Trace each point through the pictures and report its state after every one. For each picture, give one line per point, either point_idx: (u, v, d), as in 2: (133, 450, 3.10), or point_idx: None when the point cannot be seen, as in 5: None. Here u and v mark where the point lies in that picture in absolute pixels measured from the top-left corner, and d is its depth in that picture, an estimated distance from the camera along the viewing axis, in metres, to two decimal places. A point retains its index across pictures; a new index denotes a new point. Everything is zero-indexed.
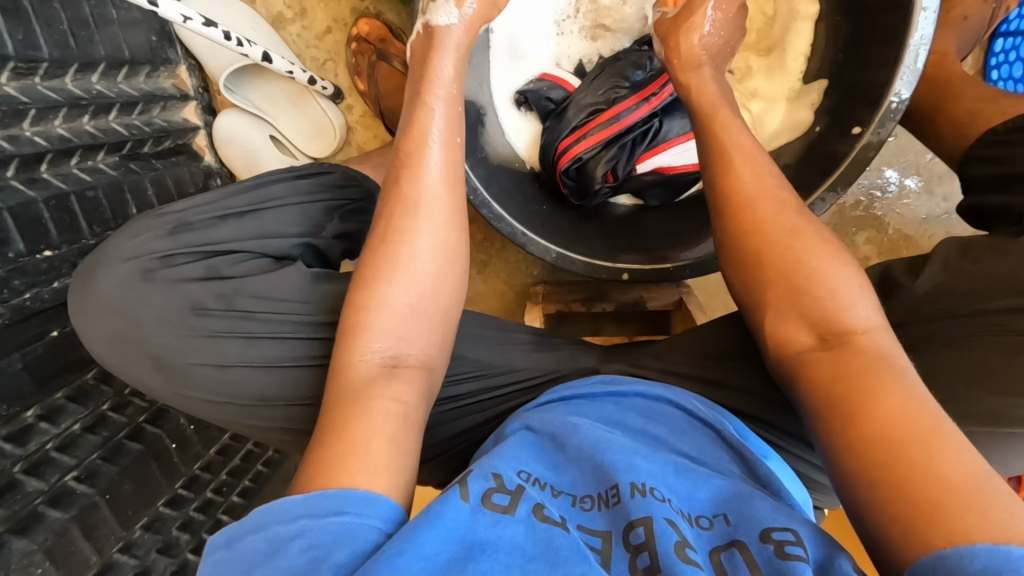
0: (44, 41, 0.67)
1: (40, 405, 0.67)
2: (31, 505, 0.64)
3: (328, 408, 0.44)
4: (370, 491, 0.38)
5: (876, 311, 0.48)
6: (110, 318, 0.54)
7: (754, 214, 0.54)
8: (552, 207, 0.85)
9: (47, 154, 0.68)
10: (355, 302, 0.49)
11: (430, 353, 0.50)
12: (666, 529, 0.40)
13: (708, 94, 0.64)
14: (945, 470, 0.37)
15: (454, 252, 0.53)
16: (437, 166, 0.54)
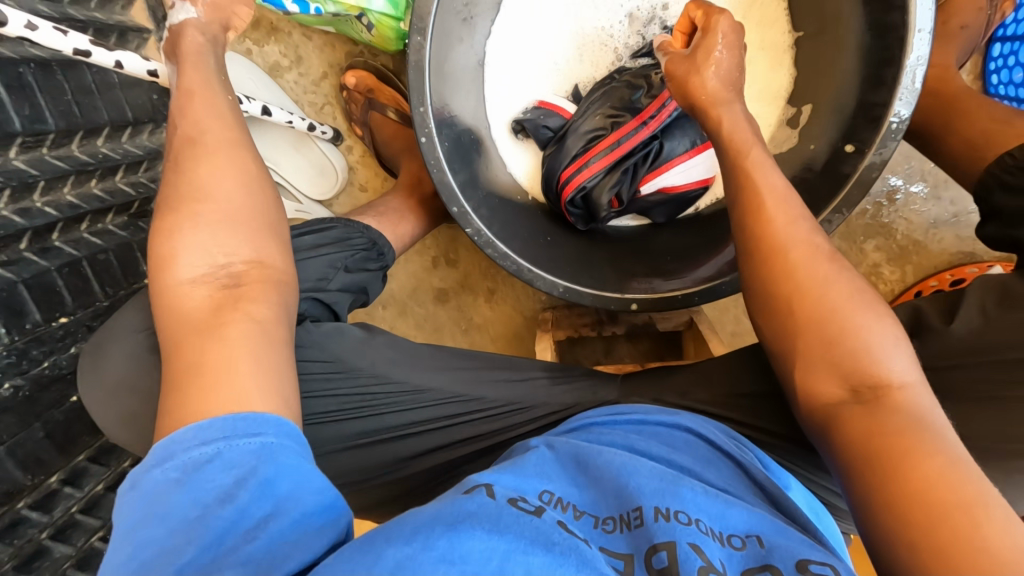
0: (50, 113, 0.68)
1: (63, 469, 0.69)
2: (60, 569, 0.67)
3: (175, 353, 0.43)
4: (255, 412, 0.39)
5: (913, 366, 0.47)
6: (122, 396, 0.55)
7: (788, 261, 0.52)
8: (557, 233, 0.82)
9: (58, 223, 0.69)
10: (161, 235, 0.47)
11: (269, 260, 0.49)
12: (690, 554, 0.41)
13: (742, 130, 0.59)
14: (990, 541, 0.35)
15: (248, 167, 0.52)
16: (206, 106, 0.54)
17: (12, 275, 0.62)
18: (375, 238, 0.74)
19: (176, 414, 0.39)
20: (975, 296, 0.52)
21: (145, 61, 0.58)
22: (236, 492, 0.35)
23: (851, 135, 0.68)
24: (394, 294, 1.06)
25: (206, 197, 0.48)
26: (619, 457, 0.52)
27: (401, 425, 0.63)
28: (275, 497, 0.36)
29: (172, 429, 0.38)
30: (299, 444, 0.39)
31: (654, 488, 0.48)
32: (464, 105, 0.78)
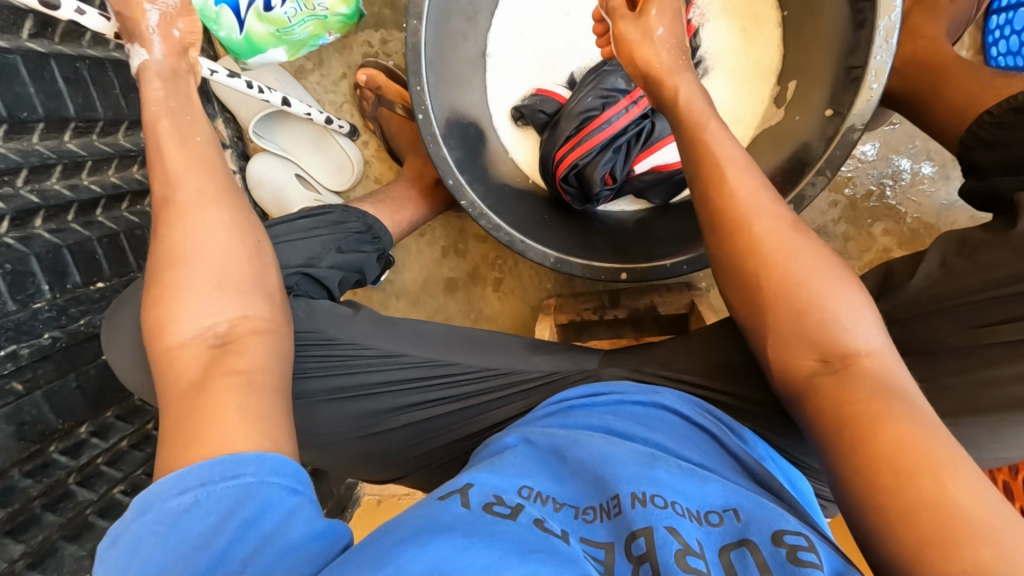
0: (100, 104, 0.78)
1: (92, 422, 0.75)
2: (83, 514, 0.72)
3: (169, 412, 0.44)
4: (237, 453, 0.39)
5: (879, 332, 0.46)
6: (133, 347, 0.60)
7: (751, 234, 0.50)
8: (556, 214, 0.86)
9: (101, 199, 0.79)
10: (151, 299, 0.49)
11: (253, 316, 0.51)
12: (667, 538, 0.42)
13: (697, 101, 0.59)
14: (959, 502, 0.34)
15: (227, 220, 0.54)
16: (179, 156, 0.56)
17: (57, 239, 0.71)
18: (371, 224, 0.80)
19: (168, 460, 0.40)
20: (938, 249, 0.52)
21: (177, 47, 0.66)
22: (216, 537, 0.35)
23: (828, 102, 0.70)
24: (407, 286, 1.11)
25: (190, 258, 0.51)
26: (594, 443, 0.52)
27: (391, 394, 0.66)
28: (257, 532, 0.35)
29: (163, 475, 0.39)
30: (286, 478, 0.39)
31: (630, 473, 0.48)
32: (465, 91, 0.84)
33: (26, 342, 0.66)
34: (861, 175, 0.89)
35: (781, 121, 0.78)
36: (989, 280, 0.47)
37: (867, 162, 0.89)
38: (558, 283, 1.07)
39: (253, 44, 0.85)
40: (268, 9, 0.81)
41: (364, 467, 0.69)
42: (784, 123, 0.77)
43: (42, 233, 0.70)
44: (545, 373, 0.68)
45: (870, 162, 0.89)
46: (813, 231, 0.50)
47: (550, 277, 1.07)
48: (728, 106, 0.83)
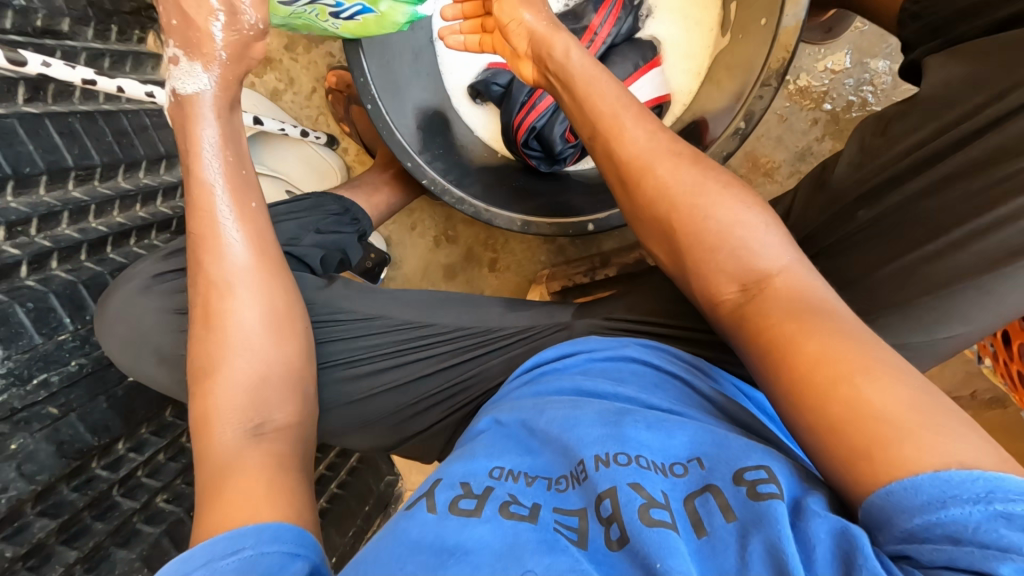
0: (95, 151, 0.86)
1: (128, 439, 0.82)
2: (130, 521, 0.78)
3: (201, 489, 0.48)
4: (240, 529, 0.42)
5: (787, 249, 0.50)
6: (118, 326, 0.66)
7: (655, 177, 0.56)
8: (524, 183, 0.87)
9: (109, 237, 0.86)
10: (200, 392, 0.53)
11: (293, 412, 0.56)
12: (630, 497, 0.43)
13: (581, 71, 0.64)
14: (884, 408, 0.38)
15: (279, 312, 0.59)
16: (239, 242, 0.59)
17: (72, 277, 0.79)
18: (351, 209, 0.85)
19: (202, 530, 0.44)
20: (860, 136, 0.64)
21: (143, 85, 0.73)
22: None
23: (761, 11, 0.70)
24: (407, 279, 1.14)
25: (241, 345, 0.55)
26: (559, 412, 0.54)
27: (378, 366, 0.69)
28: None
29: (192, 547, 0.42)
30: (286, 545, 0.42)
31: (593, 436, 0.49)
32: (420, 77, 0.87)
33: (55, 371, 0.74)
34: (837, 86, 0.90)
35: (728, 43, 0.79)
36: (899, 154, 0.59)
37: (845, 71, 0.89)
38: (551, 253, 1.08)
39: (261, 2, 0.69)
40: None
41: (352, 435, 0.71)
42: (734, 44, 0.78)
43: (59, 274, 0.78)
44: (521, 329, 0.71)
45: (847, 71, 0.89)
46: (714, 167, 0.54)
47: (542, 248, 1.08)
48: (674, 38, 0.85)
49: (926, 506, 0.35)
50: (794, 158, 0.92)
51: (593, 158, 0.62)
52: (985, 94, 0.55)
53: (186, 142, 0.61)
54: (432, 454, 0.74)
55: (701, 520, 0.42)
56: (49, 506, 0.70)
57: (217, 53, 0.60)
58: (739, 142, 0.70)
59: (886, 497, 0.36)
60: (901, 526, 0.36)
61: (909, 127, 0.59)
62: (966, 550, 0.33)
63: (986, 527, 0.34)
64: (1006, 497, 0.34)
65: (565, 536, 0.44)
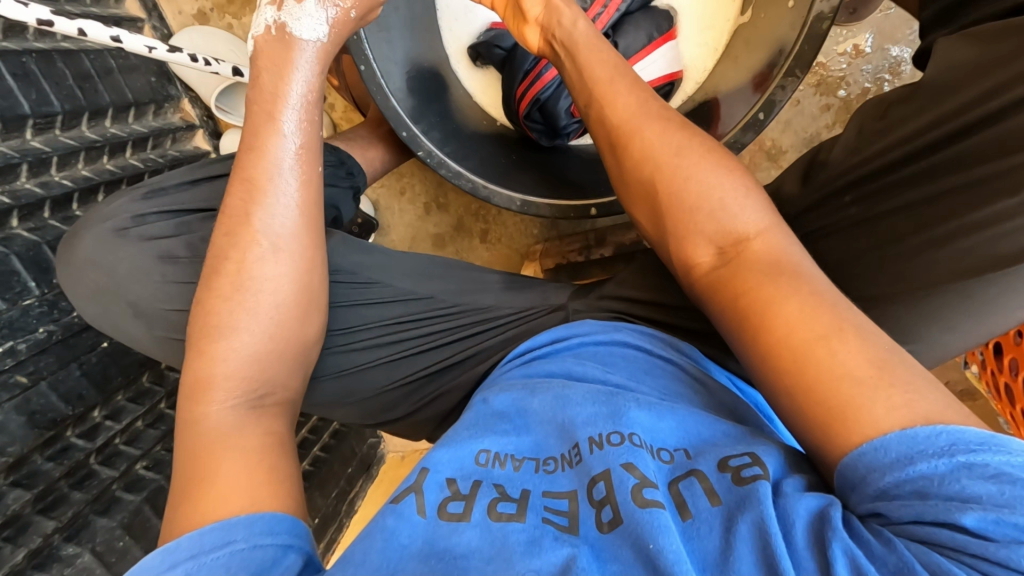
0: (55, 97, 0.78)
1: (104, 407, 0.80)
2: (109, 489, 0.76)
3: (184, 460, 0.44)
4: (230, 519, 0.40)
5: (765, 210, 0.50)
6: (92, 272, 0.60)
7: (643, 141, 0.55)
8: (521, 154, 0.83)
9: (74, 193, 0.80)
10: (200, 354, 0.50)
11: (292, 388, 0.53)
12: (623, 477, 0.44)
13: (580, 36, 0.62)
14: (848, 366, 0.39)
15: (310, 294, 0.55)
16: (290, 204, 0.54)
17: (37, 237, 0.74)
18: (345, 159, 0.77)
19: (180, 516, 0.41)
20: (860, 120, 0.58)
21: (106, 27, 0.65)
22: None
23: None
24: (395, 246, 1.09)
25: (269, 317, 0.51)
26: (549, 393, 0.55)
27: (374, 339, 0.67)
28: None
29: (174, 538, 0.40)
30: (279, 537, 0.40)
31: (596, 414, 0.50)
32: (419, 32, 0.80)
33: (22, 338, 0.70)
34: (855, 72, 0.87)
35: (748, 21, 0.75)
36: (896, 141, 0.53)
37: (863, 58, 0.86)
38: (544, 228, 1.06)
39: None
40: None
41: (337, 409, 0.68)
42: (752, 22, 0.74)
43: (21, 232, 0.73)
44: (518, 310, 0.69)
45: (868, 58, 0.86)
46: (699, 129, 0.54)
47: (535, 223, 1.06)
48: (693, 9, 0.81)
49: (895, 463, 0.35)
50: (803, 143, 0.90)
51: (589, 131, 0.61)
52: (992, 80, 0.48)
53: (273, 82, 0.55)
54: (423, 431, 0.73)
55: (686, 503, 0.43)
56: (22, 476, 0.68)
57: (346, 11, 0.56)
58: (755, 135, 0.67)
59: (858, 458, 0.37)
60: (873, 485, 0.36)
61: (911, 111, 0.53)
62: (930, 504, 0.34)
63: (950, 479, 0.34)
64: (967, 448, 0.34)
65: (556, 531, 0.44)
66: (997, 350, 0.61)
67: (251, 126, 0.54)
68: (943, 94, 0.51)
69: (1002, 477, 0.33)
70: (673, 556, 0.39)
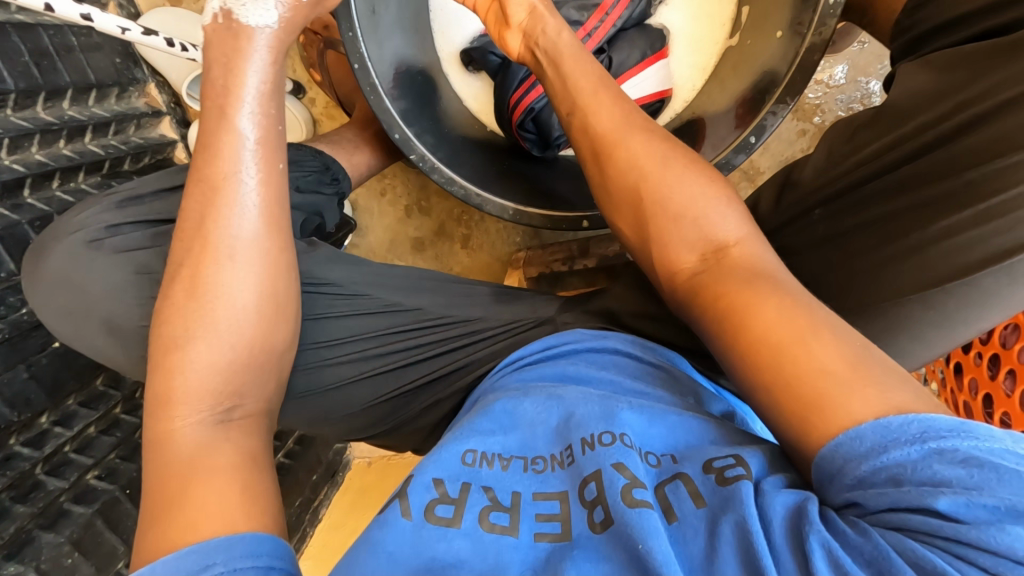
0: (9, 74, 0.72)
1: (53, 412, 0.74)
2: (56, 502, 0.70)
3: (157, 483, 0.42)
4: (205, 542, 0.37)
5: (745, 221, 0.50)
6: (65, 288, 0.57)
7: (628, 152, 0.54)
8: (513, 161, 0.83)
9: (26, 179, 0.74)
10: (160, 370, 0.47)
11: (264, 398, 0.50)
12: (614, 476, 0.44)
13: (563, 42, 0.62)
14: (826, 362, 0.39)
15: (280, 300, 0.52)
16: (252, 203, 0.50)
17: None
18: (331, 166, 0.76)
19: (154, 541, 0.38)
20: (828, 142, 0.59)
21: (77, 5, 0.60)
22: None
23: (778, 23, 0.69)
24: (372, 249, 1.07)
25: (239, 326, 0.49)
26: (544, 393, 0.54)
27: (358, 353, 0.65)
28: None
29: (150, 561, 0.37)
30: (261, 559, 0.37)
31: (591, 415, 0.50)
32: (409, 32, 0.79)
33: None
34: (830, 101, 0.92)
35: (737, 45, 0.78)
36: (862, 159, 0.53)
37: (838, 87, 0.91)
38: (526, 236, 1.06)
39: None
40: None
41: (323, 423, 0.66)
42: (738, 48, 0.78)
43: None
44: (507, 323, 0.68)
45: (841, 87, 0.91)
46: (681, 140, 0.54)
47: (517, 231, 1.06)
48: (684, 29, 0.83)
49: (869, 453, 0.35)
50: (779, 165, 0.95)
51: (569, 141, 0.60)
52: (948, 103, 0.48)
53: (225, 77, 0.51)
54: (408, 441, 0.72)
55: (672, 506, 0.43)
56: None
57: None
58: (746, 157, 0.69)
59: (835, 450, 0.37)
60: (850, 474, 0.36)
61: (883, 131, 0.52)
62: (904, 491, 0.34)
63: (923, 465, 0.34)
64: (940, 434, 0.34)
65: (550, 544, 0.43)
66: (957, 371, 0.66)
67: (205, 130, 0.50)
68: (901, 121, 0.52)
69: (971, 461, 0.33)
70: (663, 557, 0.39)
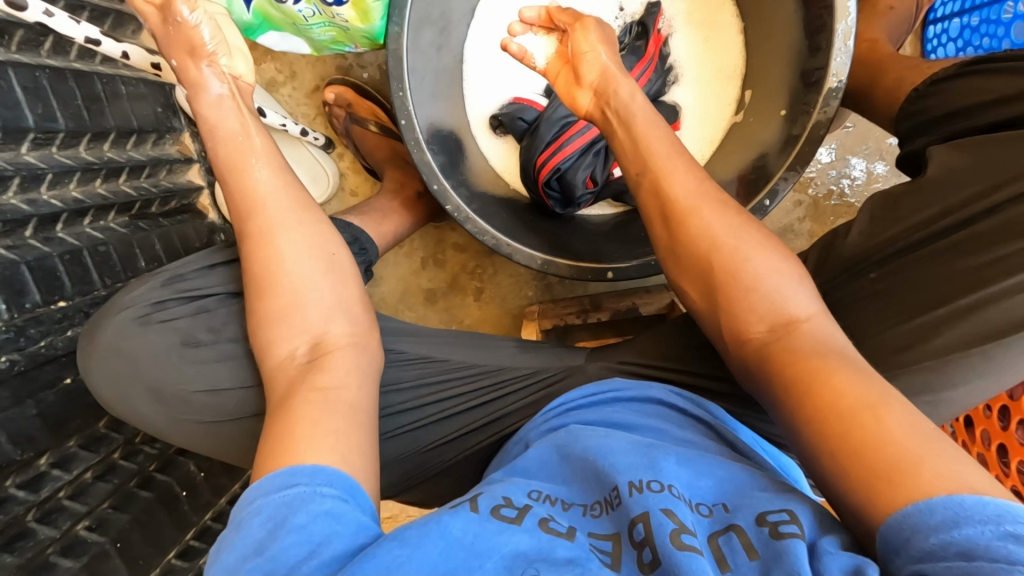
0: (61, 114, 0.74)
1: (53, 453, 0.69)
2: (43, 553, 0.65)
3: (269, 416, 0.50)
4: (295, 466, 0.43)
5: (815, 299, 0.50)
6: (112, 361, 0.61)
7: (700, 220, 0.54)
8: (539, 217, 0.88)
9: (62, 214, 0.74)
10: (259, 328, 0.56)
11: (349, 334, 0.56)
12: (662, 520, 0.42)
13: (634, 108, 0.63)
14: (895, 434, 0.38)
15: (333, 253, 0.60)
16: (269, 187, 0.60)
17: (15, 256, 0.67)
18: (358, 236, 0.80)
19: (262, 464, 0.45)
20: (868, 209, 0.61)
21: (119, 44, 0.68)
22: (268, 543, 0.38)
23: (780, 103, 0.79)
24: (385, 299, 1.08)
25: (304, 278, 0.56)
26: (595, 436, 0.53)
27: (389, 407, 0.66)
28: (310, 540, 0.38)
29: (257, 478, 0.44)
30: (327, 497, 0.41)
31: (633, 462, 0.49)
32: (445, 96, 0.87)
33: None
34: (823, 176, 1.02)
35: (741, 122, 0.87)
36: (905, 229, 0.57)
37: (829, 163, 1.01)
38: (538, 290, 1.09)
39: (262, 20, 0.86)
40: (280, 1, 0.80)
41: None
42: (742, 124, 0.87)
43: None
44: (535, 371, 0.70)
45: (831, 163, 1.01)
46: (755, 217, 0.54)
47: (530, 284, 1.09)
48: (693, 106, 0.91)
49: (941, 525, 0.34)
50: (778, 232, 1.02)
51: (636, 201, 0.61)
52: (985, 179, 0.54)
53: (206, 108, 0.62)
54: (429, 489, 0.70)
55: (725, 556, 0.41)
56: None
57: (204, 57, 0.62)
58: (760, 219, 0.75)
59: (903, 518, 0.35)
60: (917, 546, 0.34)
61: (918, 203, 0.57)
62: (977, 565, 0.32)
63: (998, 545, 0.32)
64: (1015, 520, 0.33)
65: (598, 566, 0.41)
66: (965, 424, 0.70)
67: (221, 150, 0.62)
68: (926, 188, 0.57)
69: None
70: None
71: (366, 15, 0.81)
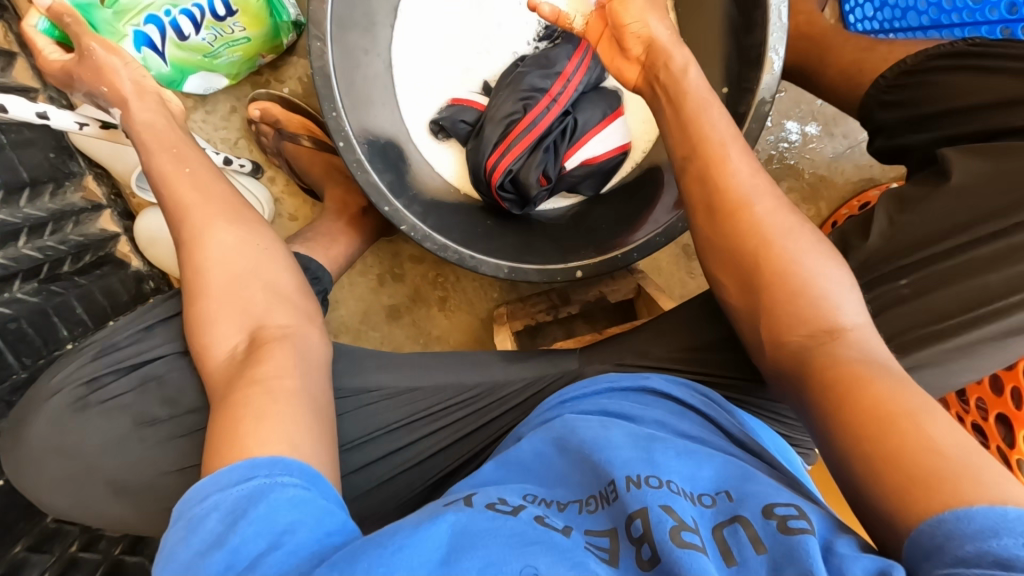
0: None
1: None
2: None
3: (215, 416, 0.47)
4: (253, 458, 0.41)
5: (862, 309, 0.49)
6: (58, 458, 0.59)
7: (750, 218, 0.52)
8: (499, 222, 0.85)
9: None
10: (199, 334, 0.54)
11: (290, 328, 0.55)
12: (662, 516, 0.40)
13: (690, 89, 0.59)
14: (939, 442, 0.38)
15: (265, 250, 0.59)
16: (195, 189, 0.59)
17: None
18: (309, 266, 0.74)
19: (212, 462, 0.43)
20: (884, 210, 0.62)
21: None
22: (228, 536, 0.37)
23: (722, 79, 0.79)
24: (345, 323, 1.03)
25: (240, 275, 0.55)
26: (591, 428, 0.51)
27: (378, 450, 0.65)
28: (270, 532, 0.37)
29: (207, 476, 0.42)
30: (289, 493, 0.39)
31: (633, 456, 0.46)
32: (379, 105, 0.81)
33: None
34: (763, 142, 1.05)
35: None
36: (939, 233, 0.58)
37: (767, 130, 1.04)
38: (503, 291, 1.06)
39: (183, 69, 0.86)
40: (184, 39, 0.82)
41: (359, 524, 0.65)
42: None
43: None
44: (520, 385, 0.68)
45: (769, 129, 1.04)
46: (807, 219, 0.53)
47: (494, 286, 1.06)
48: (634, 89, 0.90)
49: (979, 534, 0.34)
50: None
51: (683, 187, 0.58)
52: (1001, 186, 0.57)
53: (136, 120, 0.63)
54: None
55: (730, 550, 0.40)
56: None
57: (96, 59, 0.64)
58: None
59: (938, 525, 0.35)
60: (951, 553, 0.34)
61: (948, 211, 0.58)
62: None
63: None
64: None
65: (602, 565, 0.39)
66: None
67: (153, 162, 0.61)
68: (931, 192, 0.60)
69: None
70: None
71: (257, 18, 0.85)
